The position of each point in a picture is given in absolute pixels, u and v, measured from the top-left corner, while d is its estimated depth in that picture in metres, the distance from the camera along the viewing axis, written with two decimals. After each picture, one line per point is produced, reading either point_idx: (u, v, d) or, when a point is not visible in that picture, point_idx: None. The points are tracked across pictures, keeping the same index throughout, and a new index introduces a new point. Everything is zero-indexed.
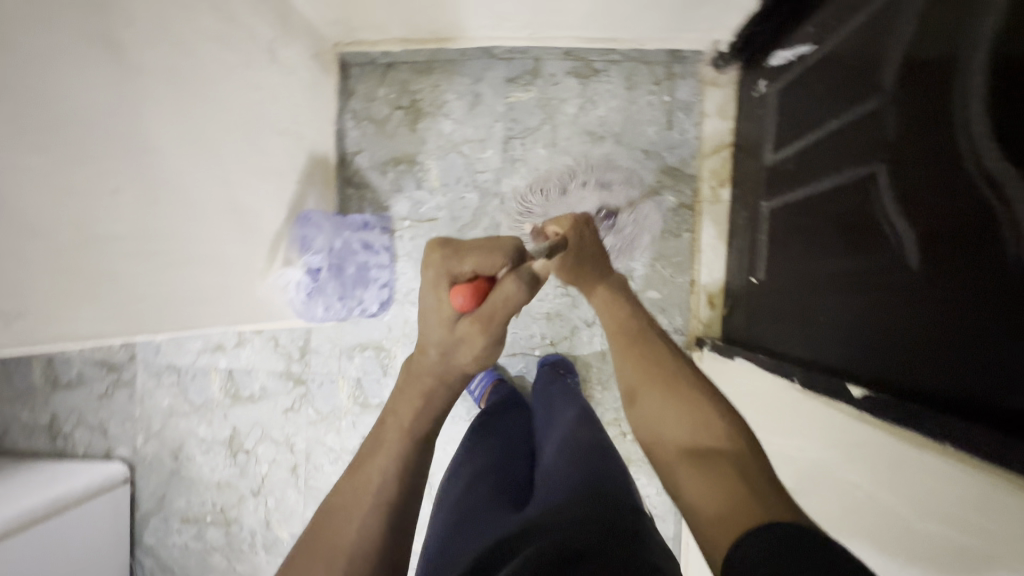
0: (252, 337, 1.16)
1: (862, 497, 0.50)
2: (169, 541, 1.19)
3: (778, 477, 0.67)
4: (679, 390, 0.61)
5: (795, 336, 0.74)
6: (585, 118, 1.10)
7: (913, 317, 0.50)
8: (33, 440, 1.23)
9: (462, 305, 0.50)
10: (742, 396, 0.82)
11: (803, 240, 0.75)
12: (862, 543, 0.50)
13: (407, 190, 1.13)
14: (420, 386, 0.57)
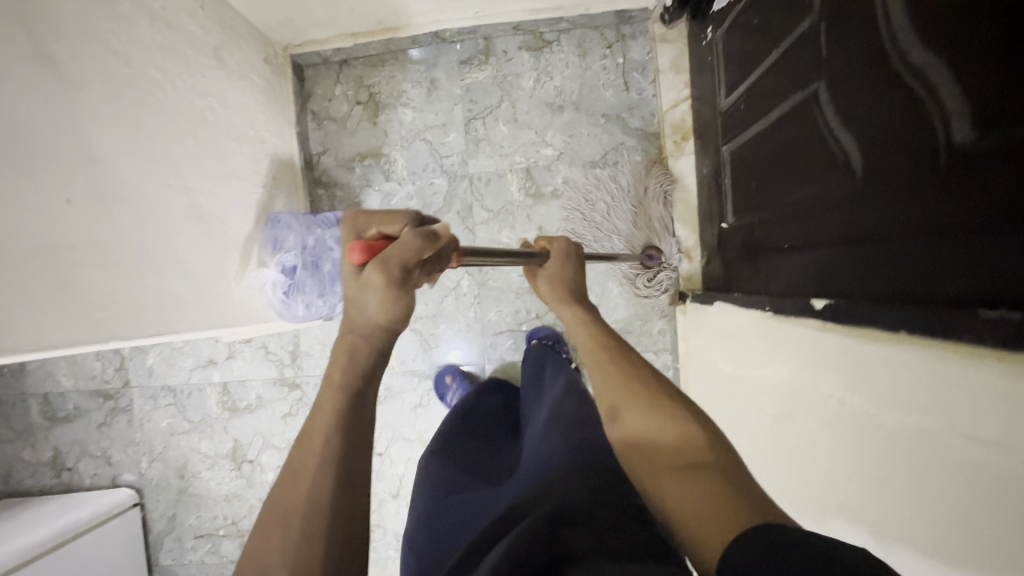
0: (242, 347, 1.17)
1: (833, 406, 0.51)
2: (185, 560, 1.20)
3: (762, 408, 0.67)
4: (655, 394, 0.53)
5: (767, 269, 0.74)
6: (542, 89, 1.11)
7: (865, 225, 0.50)
8: (38, 477, 1.23)
9: (357, 257, 0.49)
10: (724, 338, 0.82)
11: (765, 177, 0.75)
12: (833, 450, 0.51)
13: (376, 184, 1.14)
14: (344, 344, 0.49)
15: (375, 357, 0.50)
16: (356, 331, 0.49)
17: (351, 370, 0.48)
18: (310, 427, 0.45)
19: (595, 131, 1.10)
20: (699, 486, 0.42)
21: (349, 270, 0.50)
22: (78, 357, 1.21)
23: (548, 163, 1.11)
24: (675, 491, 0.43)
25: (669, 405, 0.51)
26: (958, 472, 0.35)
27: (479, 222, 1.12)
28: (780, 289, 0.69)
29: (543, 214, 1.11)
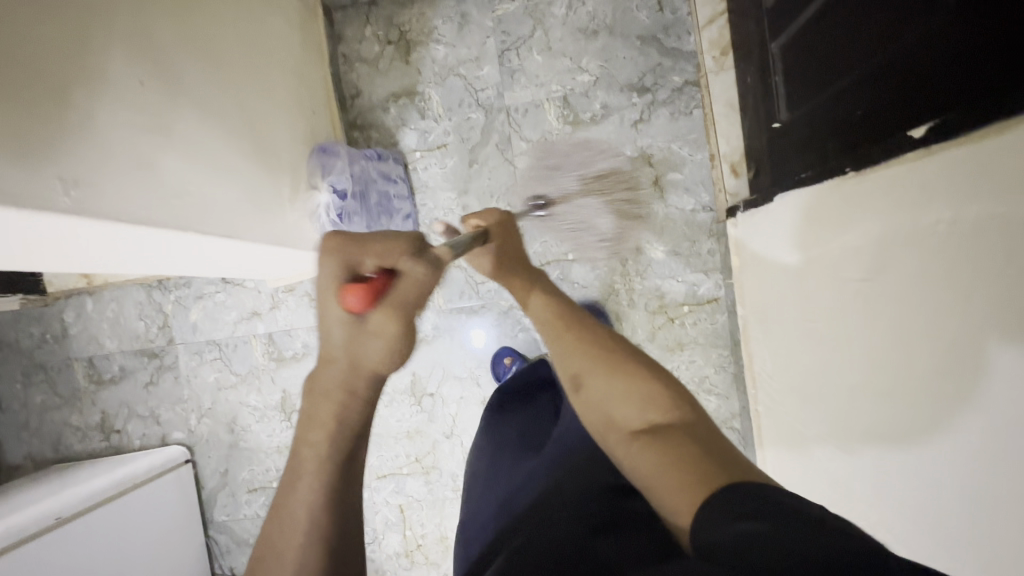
0: (286, 297, 1.17)
1: (941, 231, 0.50)
2: (240, 514, 1.19)
3: (846, 275, 0.67)
4: (621, 364, 0.64)
5: (831, 147, 0.73)
6: (575, 16, 1.10)
7: (962, 46, 0.49)
8: (87, 441, 1.23)
9: (358, 304, 0.43)
10: (790, 229, 0.81)
11: (823, 51, 0.74)
12: (946, 276, 0.50)
13: (412, 122, 1.13)
14: (323, 408, 0.46)
15: (360, 416, 0.47)
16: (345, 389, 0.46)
17: (332, 448, 0.46)
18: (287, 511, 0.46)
19: (631, 53, 1.09)
20: (661, 448, 0.52)
21: (342, 317, 0.44)
22: (121, 318, 1.21)
23: (585, 90, 1.10)
24: (640, 454, 0.54)
25: (634, 377, 0.62)
26: None
27: (518, 154, 1.12)
28: (848, 151, 0.69)
29: (583, 141, 1.10)
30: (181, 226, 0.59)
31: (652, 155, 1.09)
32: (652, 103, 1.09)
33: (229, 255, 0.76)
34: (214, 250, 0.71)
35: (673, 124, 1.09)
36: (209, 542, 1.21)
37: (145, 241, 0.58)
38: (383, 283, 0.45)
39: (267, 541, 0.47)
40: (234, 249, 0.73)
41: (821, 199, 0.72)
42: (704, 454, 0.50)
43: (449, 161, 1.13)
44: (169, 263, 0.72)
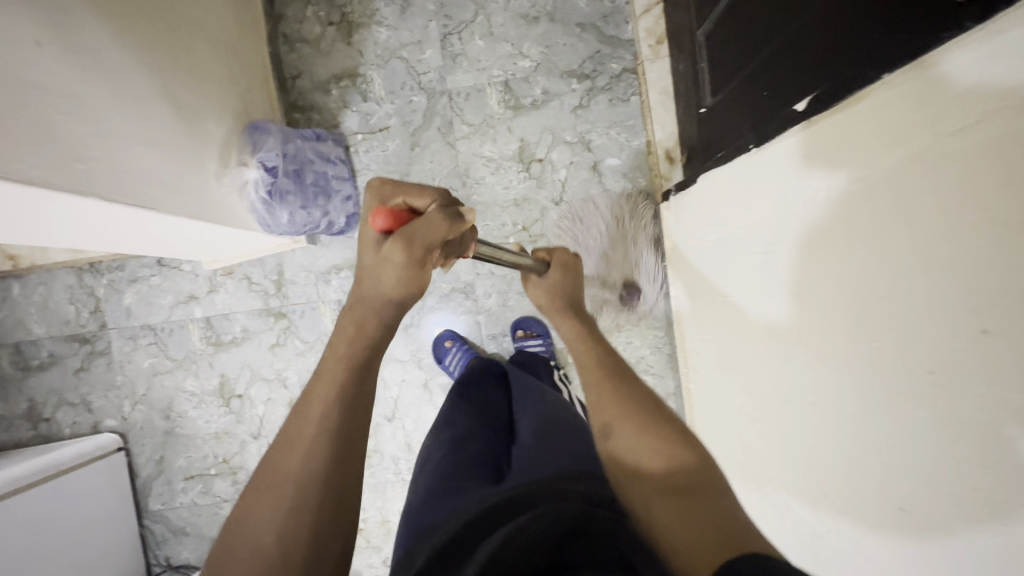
0: (224, 280, 1.15)
1: (822, 196, 0.54)
2: (176, 503, 1.17)
3: (753, 245, 0.71)
4: (651, 421, 0.56)
5: (740, 123, 0.78)
6: (517, 1, 1.11)
7: (826, 22, 0.54)
8: (13, 430, 1.18)
9: (381, 225, 0.53)
10: (714, 209, 0.85)
11: (739, 34, 0.77)
12: (830, 238, 0.53)
13: (354, 105, 1.13)
14: (352, 318, 0.55)
15: (380, 339, 0.55)
16: (370, 308, 0.55)
17: (357, 353, 0.53)
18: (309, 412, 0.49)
19: (571, 40, 1.11)
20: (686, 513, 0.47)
21: (371, 236, 0.55)
22: (51, 302, 1.17)
23: (526, 75, 1.11)
24: (660, 513, 0.48)
25: (662, 431, 0.55)
26: (958, 161, 0.37)
27: (460, 138, 1.12)
28: (752, 127, 0.73)
29: (524, 126, 1.12)
30: (83, 189, 0.57)
31: (591, 141, 1.11)
32: (591, 89, 1.11)
33: (142, 224, 0.75)
34: (122, 218, 0.69)
35: (611, 111, 1.11)
36: (143, 531, 1.18)
37: (40, 201, 0.56)
38: (402, 215, 0.54)
39: (286, 432, 0.49)
40: (146, 219, 0.71)
41: (738, 174, 0.75)
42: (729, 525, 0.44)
43: (391, 144, 1.13)
44: (80, 229, 0.70)
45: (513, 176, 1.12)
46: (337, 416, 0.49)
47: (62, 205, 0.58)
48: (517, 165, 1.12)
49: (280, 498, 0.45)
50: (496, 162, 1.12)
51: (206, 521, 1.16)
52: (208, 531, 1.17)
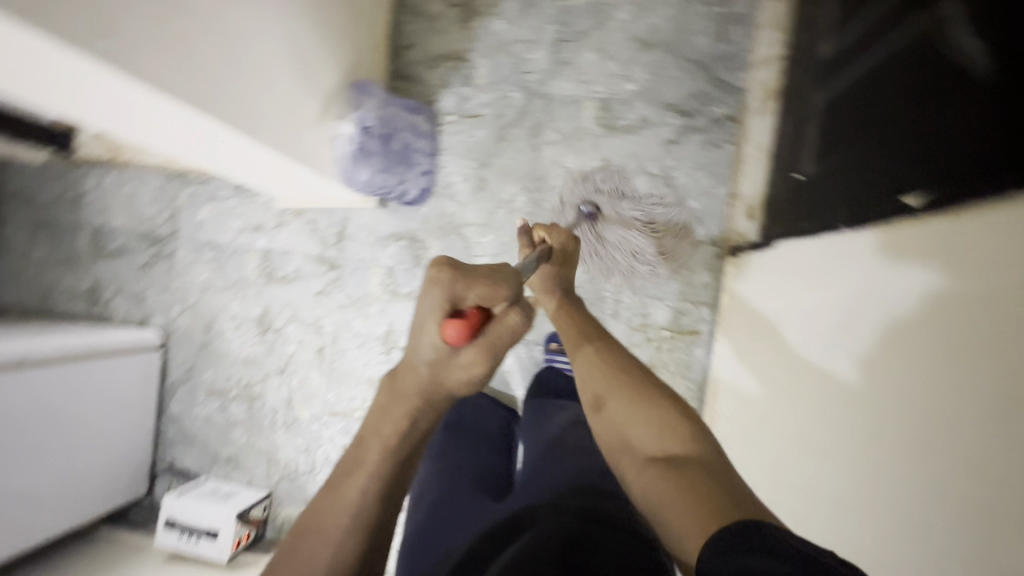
0: (292, 220, 1.20)
1: (854, 299, 0.61)
2: (193, 412, 1.23)
3: (792, 328, 0.77)
4: (643, 394, 0.65)
5: (825, 202, 0.78)
6: (637, 24, 1.11)
7: (910, 144, 0.60)
8: (73, 304, 1.28)
9: (455, 338, 0.46)
10: (761, 283, 0.92)
11: (859, 111, 0.75)
12: (857, 339, 0.60)
13: (454, 86, 1.16)
14: (401, 406, 0.50)
15: (427, 421, 0.52)
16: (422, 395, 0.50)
17: (400, 437, 0.51)
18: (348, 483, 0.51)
19: (682, 74, 1.10)
20: (673, 477, 0.53)
21: (438, 342, 0.47)
22: (135, 199, 1.26)
23: (626, 98, 1.11)
24: (649, 480, 0.56)
25: (653, 405, 0.64)
26: (979, 304, 0.43)
27: (546, 143, 1.13)
28: (842, 207, 0.72)
29: (611, 147, 1.12)
30: (207, 109, 0.62)
31: (673, 178, 1.10)
32: (687, 128, 1.10)
33: (244, 153, 0.80)
34: (233, 143, 0.74)
35: (703, 153, 1.09)
36: (158, 430, 1.25)
37: (171, 112, 0.61)
38: (479, 323, 0.47)
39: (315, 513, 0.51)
40: (250, 147, 0.76)
41: (790, 261, 0.83)
42: (722, 488, 0.50)
43: (478, 132, 1.15)
44: (192, 144, 0.75)
45: (587, 192, 1.12)
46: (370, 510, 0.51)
47: (188, 119, 0.63)
48: (595, 182, 1.12)
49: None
50: (574, 174, 1.12)
51: (214, 437, 1.22)
52: (214, 446, 1.22)
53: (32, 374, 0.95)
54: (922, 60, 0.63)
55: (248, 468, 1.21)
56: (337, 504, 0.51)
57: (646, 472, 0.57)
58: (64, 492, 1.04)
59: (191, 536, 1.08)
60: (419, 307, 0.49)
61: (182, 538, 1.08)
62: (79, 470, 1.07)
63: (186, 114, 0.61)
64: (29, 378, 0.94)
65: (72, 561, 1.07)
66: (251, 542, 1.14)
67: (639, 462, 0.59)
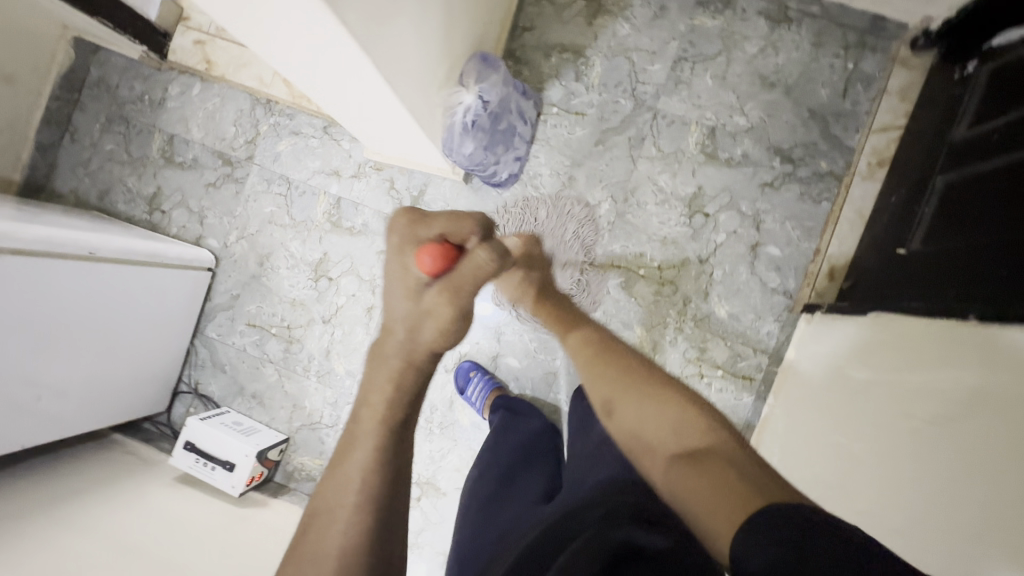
0: (370, 173, 1.18)
1: (924, 346, 0.70)
2: (229, 341, 1.22)
3: (846, 357, 0.85)
4: (651, 388, 0.60)
5: (931, 291, 0.77)
6: (762, 61, 1.09)
7: (989, 265, 0.68)
8: (131, 206, 1.26)
9: (430, 266, 0.50)
10: (816, 339, 0.96)
11: (978, 206, 0.76)
12: (914, 376, 0.70)
13: (564, 79, 1.14)
14: (383, 367, 0.51)
15: (418, 384, 0.51)
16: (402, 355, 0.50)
17: (390, 405, 0.50)
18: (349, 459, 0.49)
19: (795, 121, 1.08)
20: (700, 471, 0.48)
21: (415, 279, 0.51)
22: (217, 115, 1.24)
23: (735, 132, 1.10)
24: (676, 477, 0.50)
25: (665, 394, 0.59)
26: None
27: (644, 157, 1.12)
28: (957, 301, 0.70)
29: (707, 176, 1.10)
30: (368, 48, 0.60)
31: (763, 221, 1.08)
32: (788, 175, 1.08)
33: (371, 99, 0.76)
34: (368, 87, 0.71)
35: (798, 204, 1.08)
36: (190, 350, 1.23)
37: (334, 44, 0.58)
38: (450, 254, 0.50)
39: (318, 503, 0.49)
40: (382, 95, 0.73)
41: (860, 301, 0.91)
42: (748, 474, 0.46)
43: (578, 131, 1.13)
44: (327, 81, 0.72)
45: (674, 215, 1.10)
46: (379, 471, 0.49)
47: (344, 53, 0.60)
48: (684, 207, 1.10)
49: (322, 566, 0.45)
50: (665, 195, 1.11)
51: (245, 370, 1.21)
52: (242, 379, 1.21)
53: (96, 269, 0.94)
54: (1005, 189, 0.72)
55: (272, 408, 1.19)
56: (341, 484, 0.49)
57: (668, 472, 0.51)
58: (92, 390, 1.03)
59: (207, 464, 1.07)
60: (393, 257, 0.53)
61: (198, 464, 1.08)
62: (111, 372, 1.06)
63: (348, 48, 0.58)
64: (92, 272, 0.94)
65: (85, 459, 1.06)
66: (261, 482, 1.13)
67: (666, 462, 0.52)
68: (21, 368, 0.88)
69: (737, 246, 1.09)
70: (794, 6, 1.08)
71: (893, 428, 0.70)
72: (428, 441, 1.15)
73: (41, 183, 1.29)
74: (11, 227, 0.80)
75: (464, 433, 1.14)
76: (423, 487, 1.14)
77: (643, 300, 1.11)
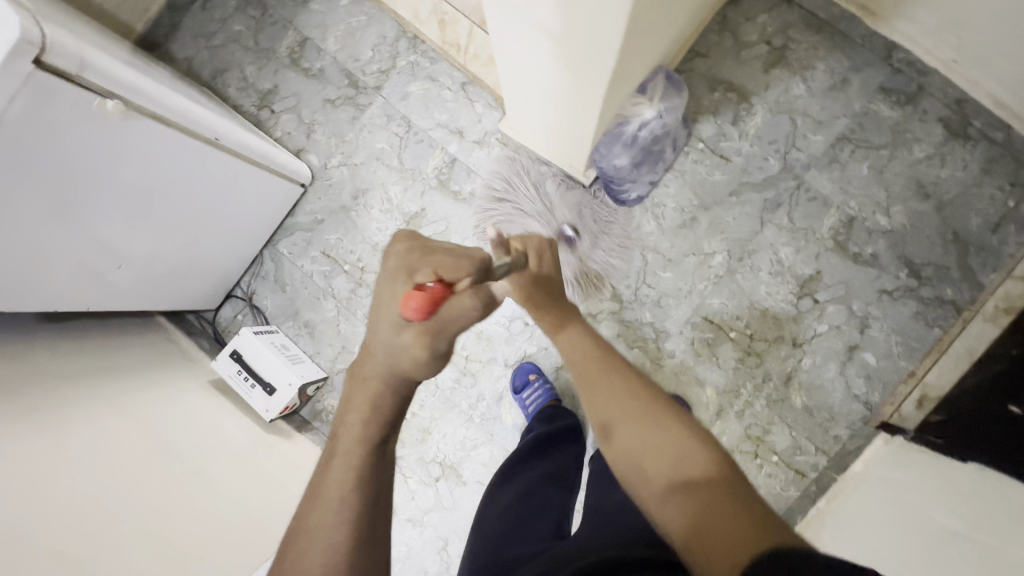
0: (494, 145, 1.14)
1: (997, 490, 0.79)
2: (298, 262, 1.18)
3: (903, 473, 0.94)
4: (648, 411, 0.60)
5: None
6: (925, 168, 1.05)
7: None
8: (242, 94, 1.21)
9: (415, 310, 0.48)
10: (886, 464, 0.98)
11: None
12: (984, 503, 0.78)
13: (720, 118, 1.10)
14: (362, 392, 0.53)
15: (394, 405, 0.53)
16: (381, 379, 0.52)
17: (368, 427, 0.52)
18: (330, 481, 0.51)
19: (935, 239, 1.04)
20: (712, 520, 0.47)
21: (399, 316, 0.50)
22: (357, 34, 1.18)
23: (873, 229, 1.06)
24: (681, 522, 0.49)
25: (661, 420, 0.59)
26: None
27: (773, 223, 1.08)
28: None
29: (830, 263, 1.06)
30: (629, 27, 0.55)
31: (868, 326, 1.05)
32: (909, 290, 1.05)
33: (573, 77, 0.71)
34: (585, 63, 0.65)
35: (909, 322, 1.05)
36: (257, 258, 1.19)
37: (598, 11, 0.52)
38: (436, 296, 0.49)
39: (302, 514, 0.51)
40: (593, 75, 0.68)
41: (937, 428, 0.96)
42: (760, 517, 0.46)
43: (716, 174, 1.09)
44: (543, 45, 0.66)
45: (782, 291, 1.07)
46: (354, 487, 0.50)
47: (599, 22, 0.54)
48: (795, 286, 1.07)
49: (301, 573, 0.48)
50: (781, 267, 1.07)
51: (304, 295, 1.17)
52: (298, 303, 1.17)
53: (217, 161, 0.91)
54: None
55: (320, 342, 1.16)
56: (322, 501, 0.50)
57: (670, 506, 0.51)
58: (166, 272, 1.01)
59: (247, 380, 1.05)
60: (382, 287, 0.53)
61: (239, 376, 1.05)
62: (187, 261, 1.03)
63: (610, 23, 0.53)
64: (214, 164, 0.91)
65: (132, 337, 1.03)
66: (290, 413, 1.10)
67: (660, 495, 0.53)
68: (117, 232, 0.85)
69: (834, 342, 1.06)
70: (977, 125, 1.03)
71: (942, 531, 0.78)
72: (464, 427, 1.13)
73: (158, 41, 1.23)
74: (156, 90, 0.77)
75: (504, 431, 1.11)
76: (445, 470, 1.12)
77: (724, 362, 1.08)
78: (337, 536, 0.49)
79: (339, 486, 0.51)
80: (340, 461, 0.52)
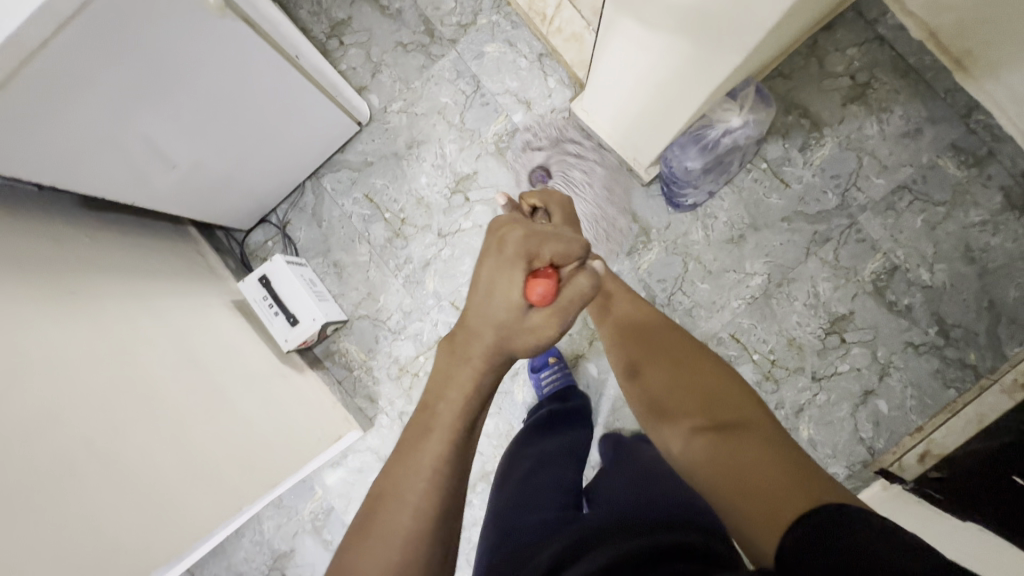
0: (559, 122, 1.12)
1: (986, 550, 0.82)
2: (339, 199, 1.16)
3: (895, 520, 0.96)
4: (684, 366, 0.67)
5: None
6: (976, 232, 1.05)
7: None
8: (313, 19, 1.17)
9: (543, 294, 0.50)
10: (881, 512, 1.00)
11: None
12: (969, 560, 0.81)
13: (788, 142, 1.09)
14: (465, 368, 0.52)
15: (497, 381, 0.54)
16: (485, 357, 0.52)
17: (469, 401, 0.52)
18: (422, 452, 0.51)
19: (971, 302, 1.05)
20: (728, 447, 0.54)
21: (518, 301, 0.50)
22: None
23: (912, 282, 1.07)
24: (698, 448, 0.57)
25: (691, 370, 0.66)
26: None
27: (818, 256, 1.08)
28: None
29: (864, 306, 1.07)
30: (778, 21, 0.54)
31: (888, 374, 1.06)
32: (935, 347, 1.06)
33: (683, 67, 0.71)
34: (707, 54, 0.65)
35: (927, 378, 1.06)
36: (298, 188, 1.17)
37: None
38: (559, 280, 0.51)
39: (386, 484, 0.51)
40: (709, 68, 0.67)
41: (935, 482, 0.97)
42: (781, 449, 0.53)
43: (773, 197, 1.09)
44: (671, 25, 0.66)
45: (812, 324, 1.08)
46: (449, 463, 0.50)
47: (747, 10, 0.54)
48: (826, 321, 1.08)
49: (386, 547, 0.48)
50: (816, 301, 1.08)
51: (339, 234, 1.16)
52: (331, 241, 1.16)
53: (290, 79, 0.89)
54: None
55: (346, 284, 1.15)
56: (410, 469, 0.50)
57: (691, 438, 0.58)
58: (211, 186, 0.98)
59: (271, 307, 1.04)
60: (493, 272, 0.52)
61: (263, 302, 1.05)
62: (234, 179, 1.01)
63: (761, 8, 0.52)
64: (285, 81, 0.89)
65: (164, 241, 1.01)
66: (306, 347, 1.09)
67: (689, 436, 0.59)
68: (178, 134, 0.83)
69: (852, 383, 1.07)
70: None
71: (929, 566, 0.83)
72: None
73: None
74: None
75: (513, 407, 1.12)
76: None
77: None
78: (431, 505, 0.50)
79: (433, 454, 0.51)
80: (434, 432, 0.51)
